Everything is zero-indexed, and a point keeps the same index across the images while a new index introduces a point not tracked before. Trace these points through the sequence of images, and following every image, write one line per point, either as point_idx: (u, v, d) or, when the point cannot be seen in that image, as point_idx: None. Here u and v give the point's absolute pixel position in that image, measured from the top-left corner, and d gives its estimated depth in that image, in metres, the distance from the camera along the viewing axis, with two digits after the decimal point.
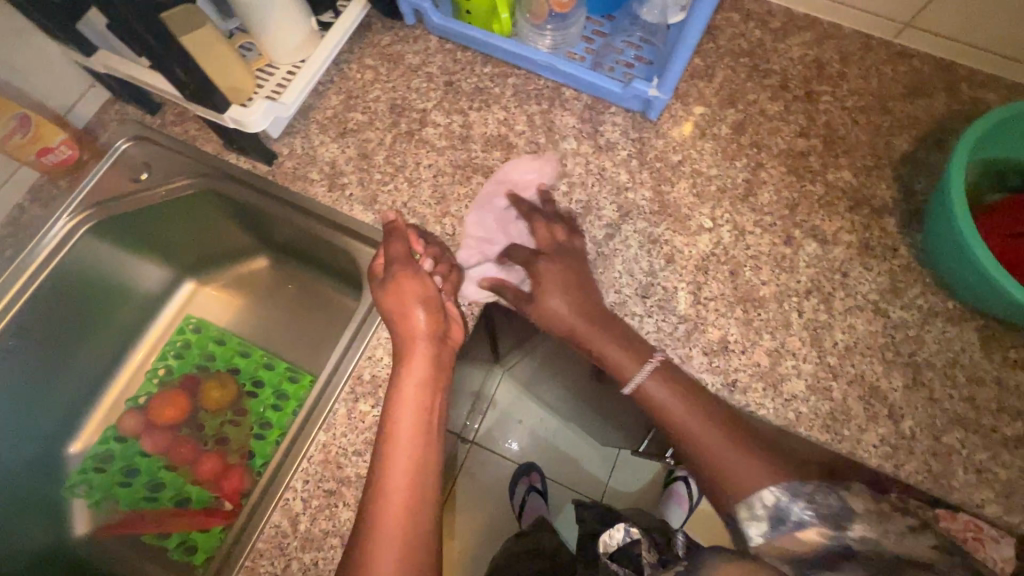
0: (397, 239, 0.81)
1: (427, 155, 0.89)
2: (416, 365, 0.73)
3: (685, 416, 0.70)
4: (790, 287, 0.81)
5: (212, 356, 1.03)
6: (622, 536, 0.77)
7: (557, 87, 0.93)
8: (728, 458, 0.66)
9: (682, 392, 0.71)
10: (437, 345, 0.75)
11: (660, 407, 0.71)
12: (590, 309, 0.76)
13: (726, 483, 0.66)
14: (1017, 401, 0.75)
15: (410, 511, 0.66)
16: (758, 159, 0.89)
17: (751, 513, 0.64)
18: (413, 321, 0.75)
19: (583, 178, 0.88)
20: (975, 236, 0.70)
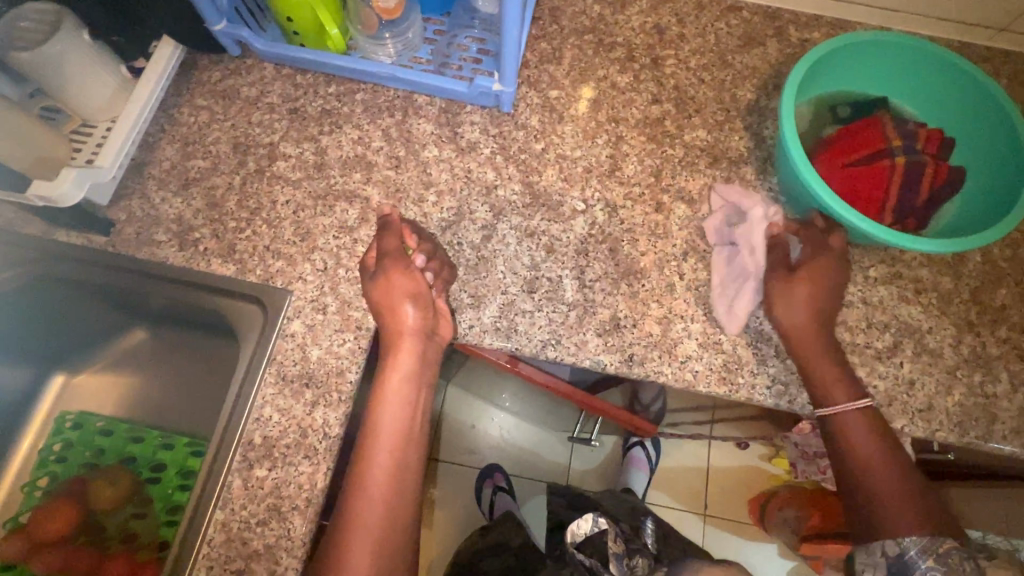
0: (388, 232, 0.78)
1: (283, 190, 0.84)
2: (402, 360, 0.73)
3: (874, 459, 0.71)
4: (667, 253, 0.83)
5: (99, 450, 0.93)
6: (591, 525, 0.79)
7: (408, 96, 0.90)
8: (895, 502, 0.69)
9: (880, 437, 0.72)
10: (424, 340, 0.75)
11: (854, 441, 0.72)
12: (813, 338, 0.76)
13: (880, 517, 0.70)
14: (883, 315, 0.81)
15: (391, 507, 0.68)
16: (617, 133, 0.90)
17: (872, 559, 0.69)
18: (401, 317, 0.74)
19: (451, 184, 0.86)
20: (809, 167, 0.74)
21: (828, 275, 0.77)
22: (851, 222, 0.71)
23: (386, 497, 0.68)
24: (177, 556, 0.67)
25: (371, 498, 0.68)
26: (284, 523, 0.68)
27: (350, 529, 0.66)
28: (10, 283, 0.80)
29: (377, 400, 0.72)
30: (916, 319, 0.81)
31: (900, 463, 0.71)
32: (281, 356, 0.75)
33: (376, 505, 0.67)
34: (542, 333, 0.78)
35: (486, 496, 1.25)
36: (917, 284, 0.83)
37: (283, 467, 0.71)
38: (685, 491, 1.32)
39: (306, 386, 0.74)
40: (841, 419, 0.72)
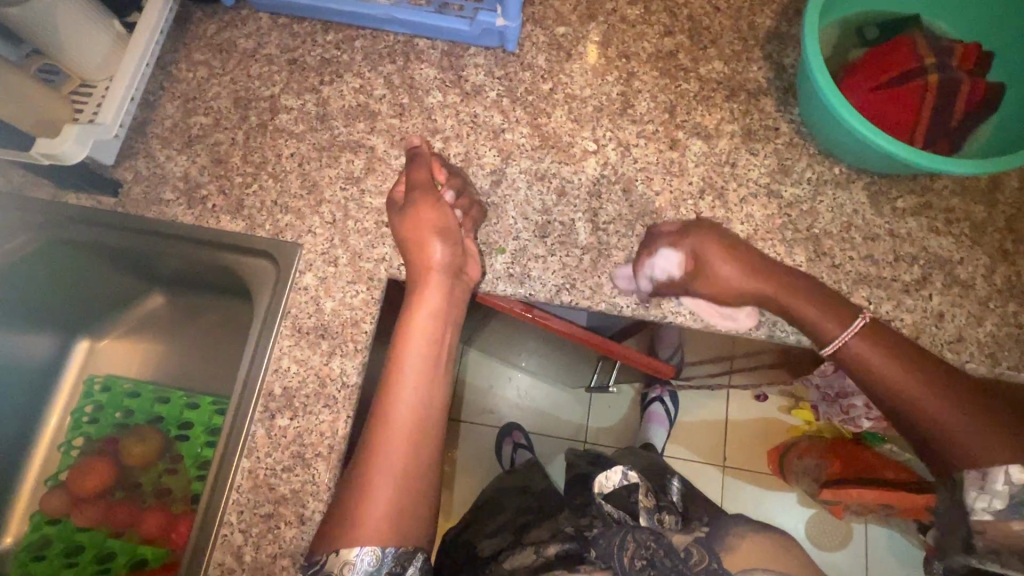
0: (419, 164, 0.78)
1: (287, 143, 0.82)
2: (429, 296, 0.72)
3: (895, 375, 0.66)
4: (683, 191, 0.80)
5: (129, 411, 0.96)
6: (619, 478, 0.75)
7: (409, 41, 0.87)
8: (961, 417, 0.63)
9: (897, 358, 0.67)
10: (451, 278, 0.73)
11: (861, 361, 0.68)
12: (766, 277, 0.72)
13: (962, 444, 0.63)
14: (911, 248, 0.78)
15: (416, 444, 0.68)
16: (629, 69, 0.86)
17: (989, 489, 0.62)
18: (428, 255, 0.73)
19: (457, 130, 0.83)
20: (829, 79, 0.70)
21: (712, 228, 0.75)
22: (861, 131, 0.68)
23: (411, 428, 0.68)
24: (209, 502, 0.69)
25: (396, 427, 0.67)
26: (309, 470, 0.70)
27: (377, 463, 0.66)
28: (25, 246, 0.81)
29: (402, 340, 0.71)
30: (947, 250, 0.78)
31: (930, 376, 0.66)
32: (296, 309, 0.75)
33: (401, 443, 0.67)
34: (555, 278, 0.77)
35: (507, 454, 1.26)
36: (948, 214, 0.79)
37: (304, 416, 0.71)
38: (702, 445, 1.33)
39: (322, 337, 0.74)
40: (724, 278, 0.72)
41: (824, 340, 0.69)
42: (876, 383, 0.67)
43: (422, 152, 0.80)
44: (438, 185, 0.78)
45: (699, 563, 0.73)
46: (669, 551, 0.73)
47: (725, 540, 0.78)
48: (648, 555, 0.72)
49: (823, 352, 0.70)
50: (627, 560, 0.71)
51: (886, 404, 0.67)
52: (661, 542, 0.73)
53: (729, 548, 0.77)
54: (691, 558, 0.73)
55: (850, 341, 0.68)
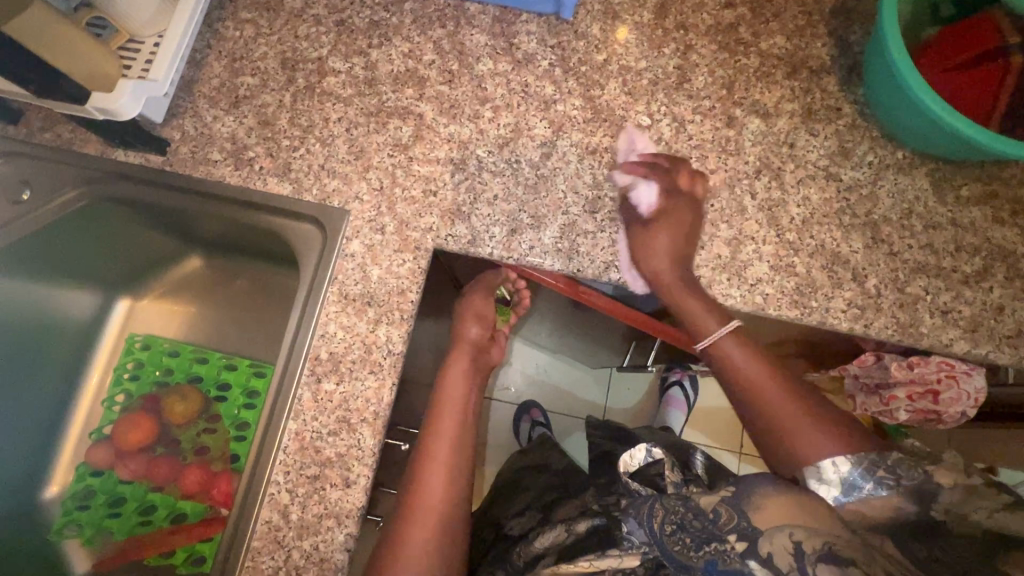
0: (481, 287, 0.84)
1: (335, 108, 0.81)
2: (455, 364, 0.80)
3: (746, 362, 0.69)
4: (739, 170, 0.78)
5: (168, 370, 0.97)
6: (642, 456, 0.75)
7: (460, 5, 0.85)
8: (795, 415, 0.66)
9: (759, 357, 0.70)
10: (476, 352, 0.82)
11: (726, 357, 0.70)
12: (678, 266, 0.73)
13: (801, 440, 0.65)
14: (974, 238, 0.75)
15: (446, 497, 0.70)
16: (686, 42, 0.83)
17: (824, 477, 0.63)
18: (462, 330, 0.83)
19: (507, 100, 0.81)
20: (906, 58, 0.67)
21: (689, 213, 0.75)
22: (935, 112, 0.66)
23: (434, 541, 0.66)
24: (256, 461, 0.70)
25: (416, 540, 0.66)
26: (354, 434, 0.70)
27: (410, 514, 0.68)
28: (70, 203, 0.81)
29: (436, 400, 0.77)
30: (1011, 242, 0.75)
31: (782, 377, 0.68)
32: (342, 276, 0.75)
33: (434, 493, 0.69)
34: (605, 255, 0.76)
35: (524, 433, 1.27)
36: (1014, 204, 0.76)
37: (350, 381, 0.72)
38: (720, 430, 1.32)
39: (369, 305, 0.74)
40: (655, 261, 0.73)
41: (698, 334, 0.71)
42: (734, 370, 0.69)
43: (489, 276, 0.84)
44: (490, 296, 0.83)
45: (730, 524, 0.57)
46: (699, 513, 0.59)
47: (753, 497, 0.58)
48: (678, 519, 0.59)
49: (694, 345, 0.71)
50: (656, 528, 0.60)
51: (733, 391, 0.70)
52: (689, 505, 0.60)
53: (757, 505, 0.57)
54: (719, 519, 0.58)
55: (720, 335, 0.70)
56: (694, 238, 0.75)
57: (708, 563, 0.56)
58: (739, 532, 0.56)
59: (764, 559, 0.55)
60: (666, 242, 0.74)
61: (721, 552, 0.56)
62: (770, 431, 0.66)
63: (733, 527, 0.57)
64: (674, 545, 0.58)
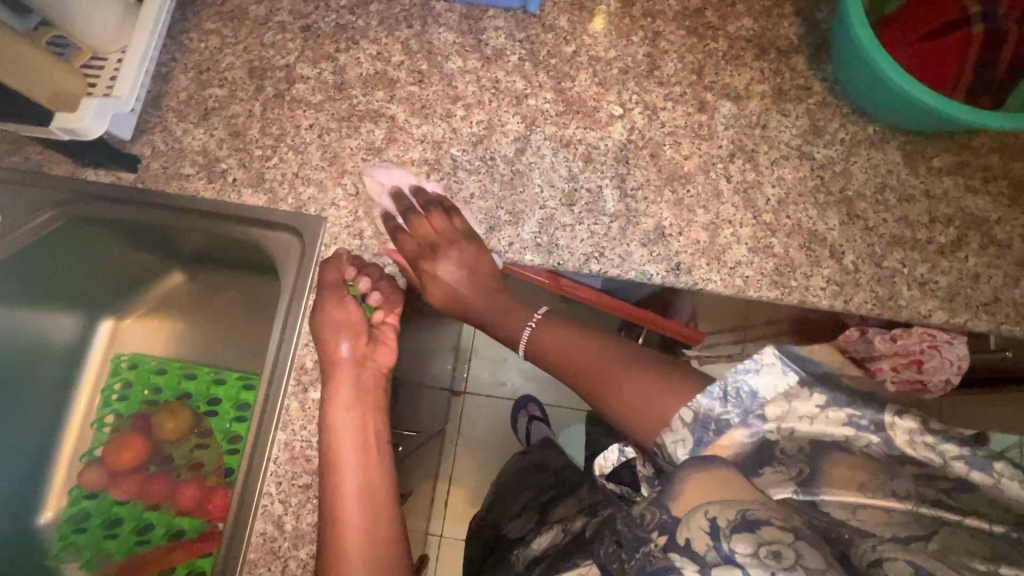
0: (332, 265, 0.74)
1: (306, 114, 0.80)
2: (337, 389, 0.69)
3: (570, 352, 0.66)
4: (712, 155, 0.78)
5: (157, 388, 0.97)
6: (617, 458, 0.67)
7: (425, 4, 0.84)
8: (615, 385, 0.60)
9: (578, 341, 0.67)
10: (358, 369, 0.71)
11: (547, 353, 0.68)
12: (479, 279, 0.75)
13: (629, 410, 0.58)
14: (947, 208, 0.76)
15: (371, 534, 0.63)
16: (654, 29, 0.83)
17: (675, 435, 0.53)
18: (332, 351, 0.71)
19: (479, 97, 0.81)
20: (870, 33, 0.67)
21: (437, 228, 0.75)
22: (900, 84, 0.66)
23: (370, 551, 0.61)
24: (247, 473, 0.70)
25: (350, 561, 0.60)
26: None
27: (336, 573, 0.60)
28: (45, 226, 0.80)
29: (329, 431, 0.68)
30: (984, 210, 0.76)
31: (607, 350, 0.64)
32: (323, 283, 0.75)
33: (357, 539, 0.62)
34: (584, 246, 0.76)
35: (521, 426, 1.26)
36: (985, 172, 0.77)
37: None
38: None
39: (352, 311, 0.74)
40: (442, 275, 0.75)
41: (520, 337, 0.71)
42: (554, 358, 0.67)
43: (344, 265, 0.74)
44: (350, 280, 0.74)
45: (652, 520, 0.46)
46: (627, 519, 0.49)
47: (670, 485, 0.48)
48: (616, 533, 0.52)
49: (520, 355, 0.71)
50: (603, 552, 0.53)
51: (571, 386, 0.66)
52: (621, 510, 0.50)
53: (673, 490, 0.47)
54: (642, 518, 0.47)
55: (535, 330, 0.70)
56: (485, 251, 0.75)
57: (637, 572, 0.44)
58: (663, 527, 0.45)
59: (684, 548, 0.43)
60: (452, 257, 0.74)
61: (646, 553, 0.44)
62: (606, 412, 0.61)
63: (655, 523, 0.46)
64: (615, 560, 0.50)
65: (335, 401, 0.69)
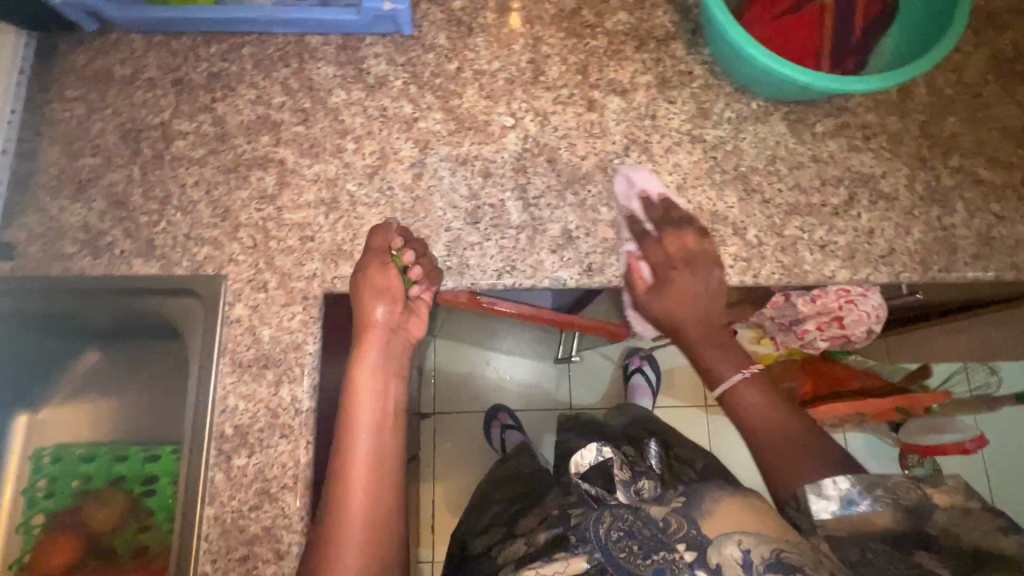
0: (378, 231, 0.71)
1: (189, 171, 0.77)
2: (366, 352, 0.69)
3: (760, 401, 0.72)
4: (608, 151, 0.79)
5: (86, 477, 0.91)
6: (594, 456, 0.76)
7: (299, 39, 0.82)
8: (793, 450, 0.68)
9: (769, 395, 0.73)
10: (391, 335, 0.70)
11: (733, 392, 0.73)
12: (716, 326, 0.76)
13: (789, 468, 0.67)
14: (835, 169, 0.79)
15: (376, 493, 0.65)
16: (534, 35, 0.83)
17: (823, 492, 0.64)
18: (367, 310, 0.70)
19: (367, 127, 0.79)
20: (727, 14, 0.68)
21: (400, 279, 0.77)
22: (764, 61, 0.68)
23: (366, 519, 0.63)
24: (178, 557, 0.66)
25: (347, 521, 0.63)
26: (277, 504, 0.68)
27: (339, 521, 0.63)
28: None
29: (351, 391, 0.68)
30: (869, 167, 0.79)
31: (793, 414, 0.72)
32: (232, 344, 0.72)
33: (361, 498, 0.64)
34: (495, 262, 0.75)
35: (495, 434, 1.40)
36: (865, 130, 0.80)
37: (262, 451, 0.69)
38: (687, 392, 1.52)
39: (266, 367, 0.71)
40: (659, 307, 0.75)
41: (714, 373, 0.75)
42: (746, 411, 0.72)
43: (375, 241, 0.71)
44: (395, 249, 0.71)
45: (679, 533, 0.64)
46: (647, 522, 0.66)
47: (702, 505, 0.67)
48: (626, 526, 0.66)
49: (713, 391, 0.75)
50: (603, 534, 0.67)
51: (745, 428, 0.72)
52: (638, 514, 0.67)
53: (707, 513, 0.65)
54: (669, 527, 0.65)
55: (736, 381, 0.73)
56: (722, 295, 0.75)
57: (656, 570, 0.62)
58: (688, 541, 0.64)
59: (713, 568, 0.61)
60: (690, 291, 0.74)
61: (670, 560, 0.62)
62: (767, 458, 0.69)
63: (681, 536, 0.64)
64: (620, 551, 0.64)
65: (363, 364, 0.69)
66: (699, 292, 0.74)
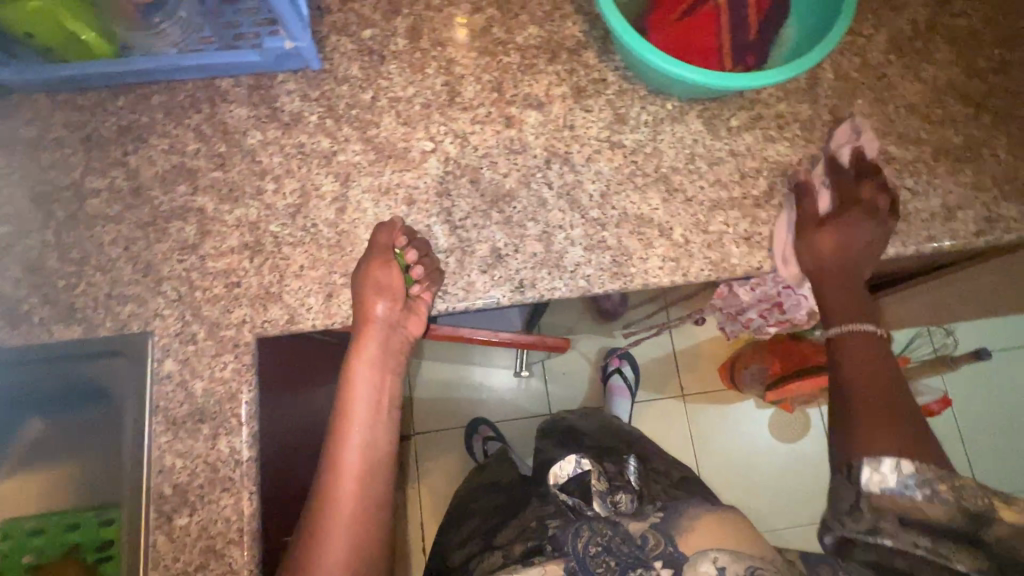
0: (386, 228, 0.73)
1: (106, 229, 0.76)
2: (364, 347, 0.73)
3: (860, 364, 0.71)
4: (529, 166, 0.79)
5: (38, 551, 0.83)
6: (574, 467, 0.83)
7: (209, 84, 0.81)
8: (877, 415, 0.67)
9: (874, 366, 0.71)
10: (388, 332, 0.74)
11: (842, 350, 0.73)
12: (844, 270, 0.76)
13: (865, 439, 0.66)
14: (753, 161, 0.80)
15: (365, 481, 0.70)
16: (447, 57, 0.83)
17: (883, 470, 0.64)
18: (368, 307, 0.72)
19: (286, 166, 0.78)
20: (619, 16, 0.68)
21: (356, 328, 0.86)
22: (655, 62, 0.68)
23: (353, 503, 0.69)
24: None
25: (337, 505, 0.69)
26: (224, 559, 0.66)
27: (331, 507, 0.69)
28: None
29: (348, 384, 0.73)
30: (785, 156, 0.81)
31: (891, 387, 0.69)
32: (164, 402, 0.70)
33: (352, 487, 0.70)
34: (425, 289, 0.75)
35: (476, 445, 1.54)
36: (778, 120, 0.82)
37: (203, 508, 0.67)
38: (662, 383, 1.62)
39: (201, 421, 0.70)
40: (808, 244, 0.76)
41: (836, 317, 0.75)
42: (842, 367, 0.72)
43: (380, 238, 0.73)
44: (400, 248, 0.73)
45: (656, 550, 0.70)
46: (626, 539, 0.71)
47: (682, 522, 0.73)
48: (603, 542, 0.71)
49: (825, 329, 0.75)
50: (580, 546, 0.72)
51: (835, 377, 0.73)
52: (618, 531, 0.72)
53: (684, 529, 0.72)
54: (647, 545, 0.71)
55: (855, 331, 0.73)
56: (871, 254, 0.76)
57: None
58: (664, 558, 0.69)
59: None
60: (834, 241, 0.76)
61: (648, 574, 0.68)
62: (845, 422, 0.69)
63: (659, 552, 0.70)
64: (598, 566, 0.70)
65: (359, 359, 0.73)
66: (812, 250, 0.76)
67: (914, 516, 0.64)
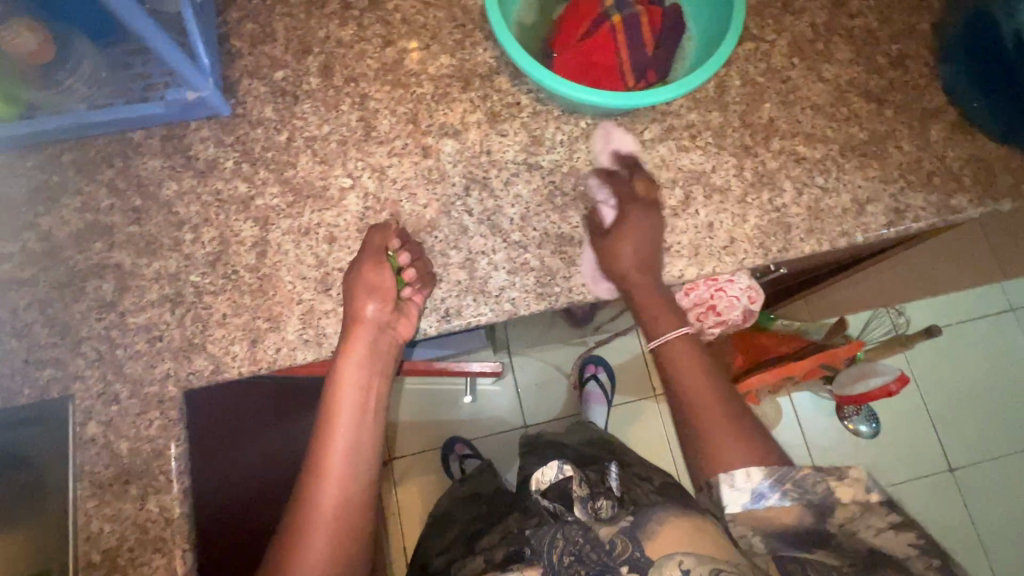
0: (380, 230, 0.76)
1: (20, 293, 0.74)
2: (354, 348, 0.73)
3: (691, 375, 0.78)
4: (449, 195, 0.80)
5: None
6: (555, 472, 0.77)
7: (120, 137, 0.80)
8: (717, 421, 0.76)
9: (705, 374, 0.79)
10: (378, 333, 0.74)
11: (674, 366, 0.79)
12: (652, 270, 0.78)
13: (712, 454, 0.75)
14: (668, 172, 0.82)
15: (348, 481, 0.72)
16: (360, 92, 0.83)
17: (740, 488, 0.73)
18: (359, 307, 0.73)
19: (203, 215, 0.78)
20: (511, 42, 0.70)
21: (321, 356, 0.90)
22: (546, 83, 0.69)
23: (338, 500, 0.71)
24: None
25: (320, 499, 0.71)
26: None
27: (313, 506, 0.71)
28: None
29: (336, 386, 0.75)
30: (699, 164, 0.83)
31: (716, 392, 0.78)
32: (89, 465, 0.69)
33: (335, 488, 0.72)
34: None
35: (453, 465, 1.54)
36: (690, 130, 0.83)
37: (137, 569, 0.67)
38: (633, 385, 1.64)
39: (128, 482, 0.69)
40: (627, 254, 0.77)
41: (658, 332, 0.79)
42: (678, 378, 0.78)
43: (372, 242, 0.75)
44: (393, 250, 0.75)
45: (625, 554, 0.72)
46: (595, 545, 0.73)
47: (648, 525, 0.73)
48: (575, 549, 0.73)
49: (652, 344, 0.80)
50: (556, 557, 0.74)
51: (669, 384, 0.79)
52: (588, 538, 0.73)
53: (651, 533, 0.72)
54: (615, 549, 0.72)
55: (675, 343, 0.79)
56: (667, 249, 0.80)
57: None
58: (630, 563, 0.71)
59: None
60: (635, 246, 0.77)
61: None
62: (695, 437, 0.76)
63: (626, 556, 0.72)
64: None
65: (348, 360, 0.74)
66: (631, 254, 0.77)
67: (771, 523, 0.73)
